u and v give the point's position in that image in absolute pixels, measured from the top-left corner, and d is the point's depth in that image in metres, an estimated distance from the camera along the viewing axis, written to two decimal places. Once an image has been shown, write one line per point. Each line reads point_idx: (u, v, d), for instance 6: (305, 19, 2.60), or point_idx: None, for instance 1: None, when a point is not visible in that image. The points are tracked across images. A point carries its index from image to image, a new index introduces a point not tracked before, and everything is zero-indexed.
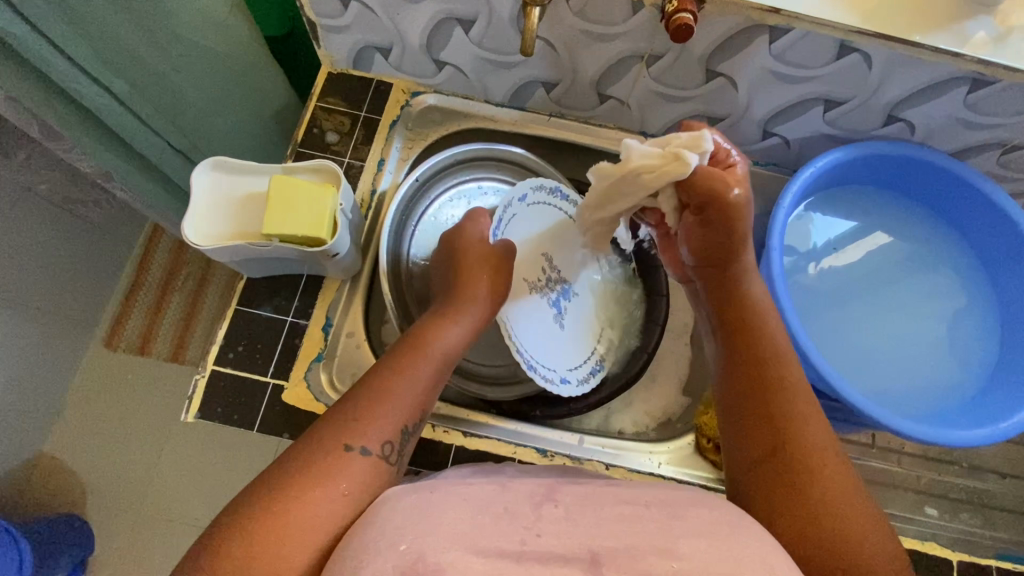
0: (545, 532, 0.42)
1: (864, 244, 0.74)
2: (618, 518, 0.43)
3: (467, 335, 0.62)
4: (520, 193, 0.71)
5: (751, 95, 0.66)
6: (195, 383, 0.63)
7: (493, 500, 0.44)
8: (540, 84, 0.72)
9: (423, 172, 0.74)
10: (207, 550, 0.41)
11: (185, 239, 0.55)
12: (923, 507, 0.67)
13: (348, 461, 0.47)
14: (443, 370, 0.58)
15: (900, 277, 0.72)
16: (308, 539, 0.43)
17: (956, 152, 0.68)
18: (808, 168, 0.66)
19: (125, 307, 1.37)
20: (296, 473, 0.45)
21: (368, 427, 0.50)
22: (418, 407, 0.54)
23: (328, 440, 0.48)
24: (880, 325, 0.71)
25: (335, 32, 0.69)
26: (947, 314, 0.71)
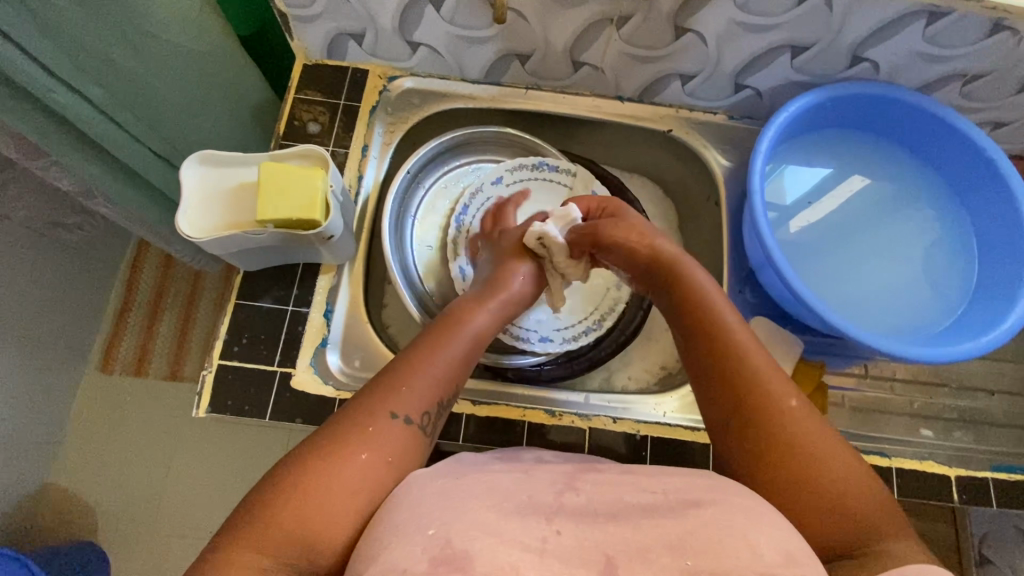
0: (564, 529, 0.43)
1: (835, 195, 0.76)
2: (637, 508, 0.45)
3: (495, 318, 0.62)
4: (494, 177, 0.78)
5: (720, 48, 0.68)
6: (203, 379, 0.63)
7: (516, 489, 0.46)
8: (514, 57, 0.73)
9: (415, 161, 0.75)
10: (256, 516, 0.42)
11: (180, 233, 0.56)
12: (919, 430, 0.70)
13: (392, 429, 0.48)
14: (474, 347, 0.59)
15: (873, 217, 0.75)
16: (352, 505, 0.44)
17: (920, 87, 0.71)
18: (783, 113, 0.67)
19: (119, 327, 1.36)
20: (343, 440, 0.46)
21: (409, 397, 0.51)
22: (453, 382, 0.55)
23: (373, 409, 0.49)
24: (859, 266, 0.73)
25: (308, 22, 0.70)
26: (921, 248, 0.74)
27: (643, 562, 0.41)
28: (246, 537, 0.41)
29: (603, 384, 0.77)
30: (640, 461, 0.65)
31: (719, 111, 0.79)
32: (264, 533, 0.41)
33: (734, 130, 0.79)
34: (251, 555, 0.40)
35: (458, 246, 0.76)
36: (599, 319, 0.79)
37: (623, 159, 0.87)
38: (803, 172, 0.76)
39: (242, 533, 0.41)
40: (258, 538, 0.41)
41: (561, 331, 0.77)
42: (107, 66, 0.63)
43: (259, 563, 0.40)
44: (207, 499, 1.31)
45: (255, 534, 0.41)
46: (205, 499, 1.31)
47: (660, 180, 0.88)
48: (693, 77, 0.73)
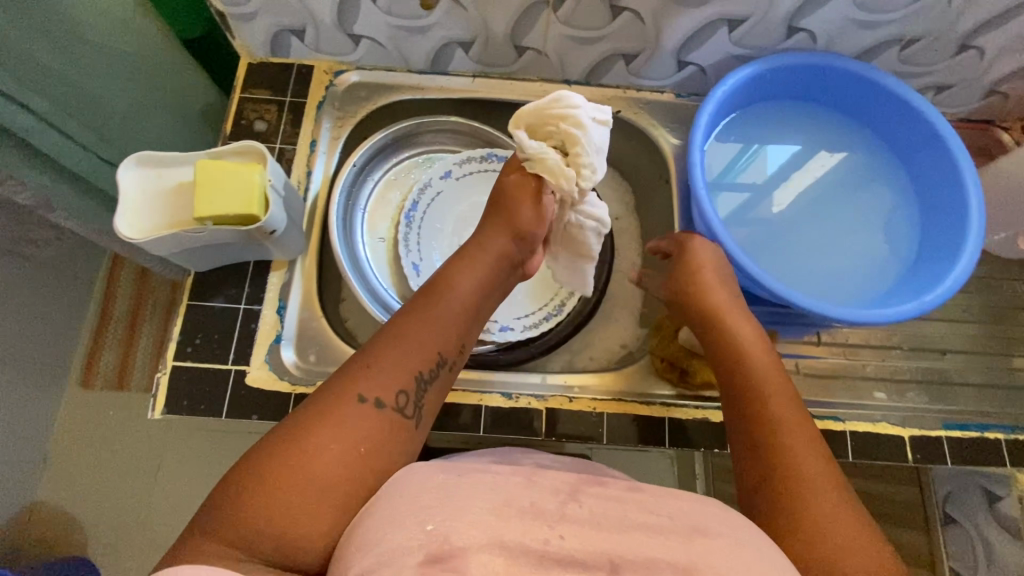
0: (568, 533, 0.41)
1: (788, 173, 0.76)
2: (638, 527, 0.42)
3: (485, 287, 0.58)
4: (443, 171, 0.79)
5: (659, 26, 0.68)
6: (158, 380, 0.63)
7: (518, 495, 0.43)
8: (457, 45, 0.73)
9: (360, 156, 0.75)
10: (226, 507, 0.41)
11: (119, 234, 0.56)
12: (874, 393, 0.70)
13: (361, 413, 0.46)
14: (462, 315, 0.55)
15: (821, 184, 0.76)
16: (325, 495, 0.42)
17: (859, 54, 0.71)
18: (722, 87, 0.68)
19: (97, 342, 1.34)
20: (312, 421, 0.44)
21: (380, 377, 0.47)
22: (436, 355, 0.51)
23: (344, 386, 0.46)
24: (818, 238, 0.73)
25: (247, 20, 0.70)
26: (874, 218, 0.74)
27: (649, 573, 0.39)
28: (217, 528, 0.40)
29: (566, 365, 0.78)
30: (596, 437, 0.66)
31: (666, 90, 0.79)
32: (235, 525, 0.40)
33: (683, 108, 0.80)
34: (224, 547, 0.40)
35: (409, 240, 0.76)
36: (559, 304, 0.80)
37: None
38: (753, 152, 0.76)
39: (222, 520, 0.41)
40: (229, 531, 0.40)
41: (522, 319, 0.78)
42: (41, 72, 0.63)
43: (238, 556, 0.40)
44: (192, 505, 1.31)
45: (229, 521, 0.41)
46: (192, 506, 1.31)
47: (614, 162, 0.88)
48: (636, 56, 0.74)
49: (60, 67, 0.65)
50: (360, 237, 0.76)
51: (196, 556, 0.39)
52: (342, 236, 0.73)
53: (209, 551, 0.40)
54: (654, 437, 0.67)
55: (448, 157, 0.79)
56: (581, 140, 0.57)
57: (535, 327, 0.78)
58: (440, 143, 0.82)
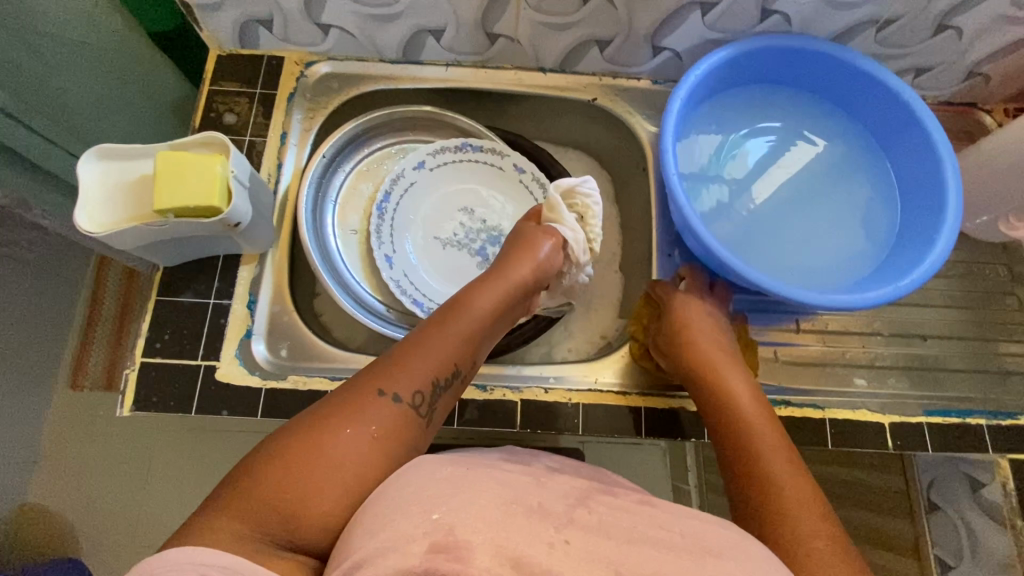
0: (573, 538, 0.40)
1: (766, 160, 0.75)
2: (650, 540, 0.41)
3: (503, 304, 0.59)
4: (416, 162, 0.78)
5: (631, 10, 0.67)
6: (126, 377, 0.62)
7: (526, 495, 0.43)
8: (428, 33, 0.72)
9: (330, 148, 0.74)
10: (237, 484, 0.41)
11: (79, 228, 0.55)
12: (854, 379, 0.69)
13: (380, 406, 0.46)
14: (480, 330, 0.56)
15: (800, 171, 0.75)
16: (337, 477, 0.42)
17: (836, 36, 0.70)
18: (695, 72, 0.67)
19: (86, 342, 1.32)
20: (329, 414, 0.45)
21: (402, 376, 0.48)
22: (453, 362, 0.52)
23: (363, 384, 0.47)
24: (800, 225, 0.72)
25: (214, 11, 0.69)
26: (852, 203, 0.73)
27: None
28: (227, 504, 0.40)
29: (544, 355, 0.78)
30: (571, 429, 0.65)
31: (642, 77, 0.78)
32: (244, 500, 0.40)
33: (660, 95, 0.79)
34: (231, 522, 0.39)
35: (382, 233, 0.75)
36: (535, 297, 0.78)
37: (555, 133, 0.87)
38: (727, 137, 0.75)
39: (230, 496, 0.40)
40: (238, 504, 0.39)
41: None
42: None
43: (240, 529, 0.38)
44: (179, 504, 1.30)
45: (237, 500, 0.40)
46: (180, 506, 1.30)
47: (592, 150, 0.87)
48: (610, 42, 0.73)
49: (21, 60, 0.63)
50: (332, 229, 0.76)
51: (202, 531, 0.38)
52: (312, 229, 0.72)
53: (215, 525, 0.38)
54: (632, 428, 0.66)
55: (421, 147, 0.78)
56: (595, 217, 0.71)
57: None
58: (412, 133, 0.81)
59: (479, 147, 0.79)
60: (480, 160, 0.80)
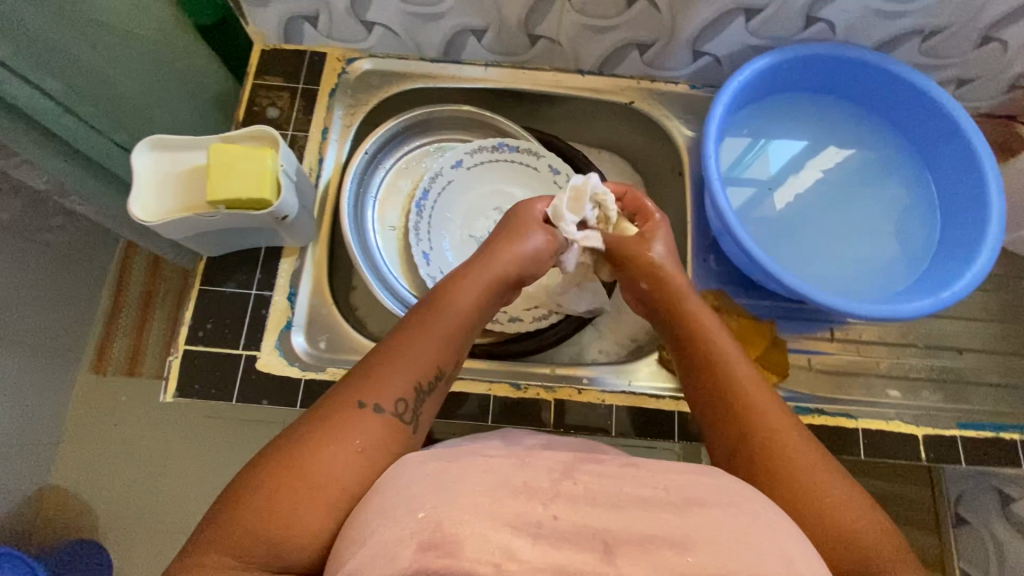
0: (561, 513, 0.39)
1: (798, 167, 0.76)
2: (635, 501, 0.40)
3: (484, 296, 0.59)
4: (454, 161, 0.79)
5: (674, 15, 0.68)
6: (170, 364, 0.64)
7: (511, 475, 0.42)
8: (471, 33, 0.73)
9: (372, 145, 0.75)
10: (222, 518, 0.42)
11: (133, 217, 0.56)
12: (886, 390, 0.69)
13: (362, 419, 0.47)
14: (461, 331, 0.56)
15: (833, 177, 0.75)
16: (320, 493, 0.43)
17: (879, 45, 0.70)
18: (738, 78, 0.67)
19: (110, 326, 1.36)
20: (310, 433, 0.46)
21: (383, 385, 0.49)
22: (436, 366, 0.53)
23: (344, 398, 0.48)
24: (826, 234, 0.73)
25: (262, 6, 0.70)
26: (885, 211, 0.74)
27: (643, 553, 0.37)
28: (214, 538, 0.41)
29: (573, 356, 0.79)
30: (604, 429, 0.66)
31: (680, 81, 0.79)
32: (230, 531, 0.41)
33: (696, 99, 0.79)
34: (219, 556, 0.40)
35: (420, 230, 0.76)
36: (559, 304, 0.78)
37: (589, 135, 0.88)
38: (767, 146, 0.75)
39: (219, 528, 0.41)
40: (225, 539, 0.40)
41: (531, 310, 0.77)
42: (62, 56, 0.63)
43: (228, 562, 0.40)
44: (199, 490, 1.33)
45: (225, 531, 0.41)
46: (199, 492, 1.32)
47: (626, 154, 0.88)
48: (650, 46, 0.73)
49: (78, 52, 0.65)
50: (372, 226, 0.77)
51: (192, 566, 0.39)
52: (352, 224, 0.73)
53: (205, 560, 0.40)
54: (663, 431, 0.66)
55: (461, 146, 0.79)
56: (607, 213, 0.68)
57: (546, 318, 0.77)
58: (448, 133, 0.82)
59: (516, 148, 0.80)
60: (517, 161, 0.80)
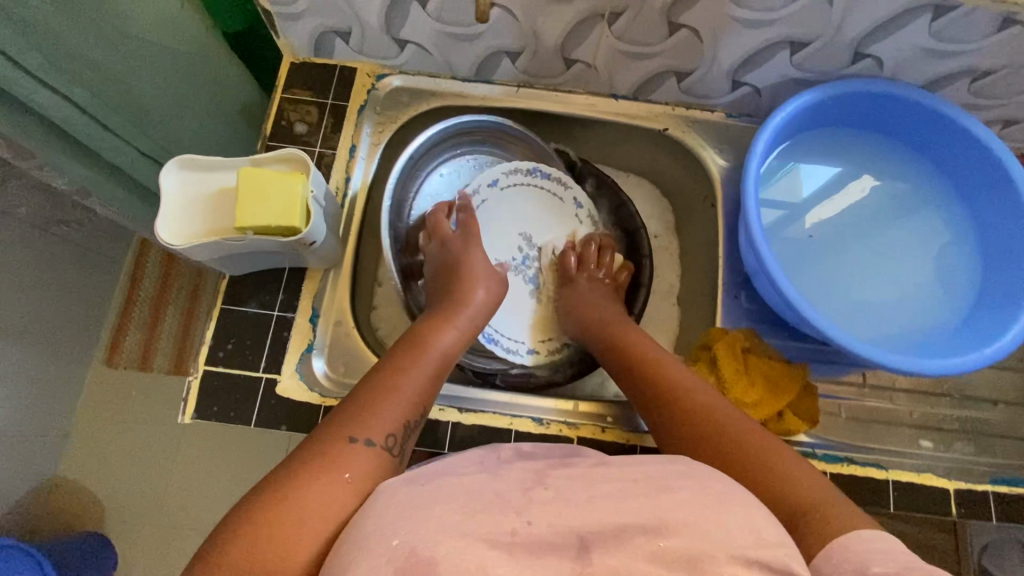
0: (535, 519, 0.40)
1: (828, 199, 0.74)
2: (605, 495, 0.42)
3: (461, 334, 0.63)
4: (490, 180, 0.76)
5: (717, 45, 0.65)
6: (189, 384, 0.63)
7: (484, 488, 0.43)
8: (504, 54, 0.71)
9: (415, 150, 0.73)
10: (208, 555, 0.40)
11: (160, 240, 0.55)
12: (918, 441, 0.67)
13: (353, 453, 0.47)
14: (442, 371, 0.59)
15: (868, 211, 0.73)
16: (312, 531, 0.41)
17: (927, 83, 0.67)
18: (781, 113, 0.65)
19: (124, 319, 1.35)
20: (302, 463, 0.45)
21: (371, 420, 0.50)
22: (421, 403, 0.54)
23: (336, 431, 0.48)
24: (852, 269, 0.71)
25: (294, 20, 0.68)
26: (920, 252, 0.72)
27: (616, 545, 0.38)
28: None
29: (596, 390, 0.78)
30: None
31: (717, 109, 0.76)
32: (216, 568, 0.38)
33: (731, 128, 0.77)
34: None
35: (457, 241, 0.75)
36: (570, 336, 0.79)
37: (618, 158, 0.86)
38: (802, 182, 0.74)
39: (203, 565, 0.39)
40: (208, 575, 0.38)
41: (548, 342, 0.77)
42: (91, 68, 0.62)
43: None
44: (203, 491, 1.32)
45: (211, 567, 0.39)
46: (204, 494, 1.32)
47: (655, 180, 0.86)
48: (689, 74, 0.71)
49: (107, 62, 0.63)
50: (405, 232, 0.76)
51: None
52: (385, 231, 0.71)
53: None
54: None
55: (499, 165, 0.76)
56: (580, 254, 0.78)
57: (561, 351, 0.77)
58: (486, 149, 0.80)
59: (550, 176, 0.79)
60: (548, 189, 0.79)
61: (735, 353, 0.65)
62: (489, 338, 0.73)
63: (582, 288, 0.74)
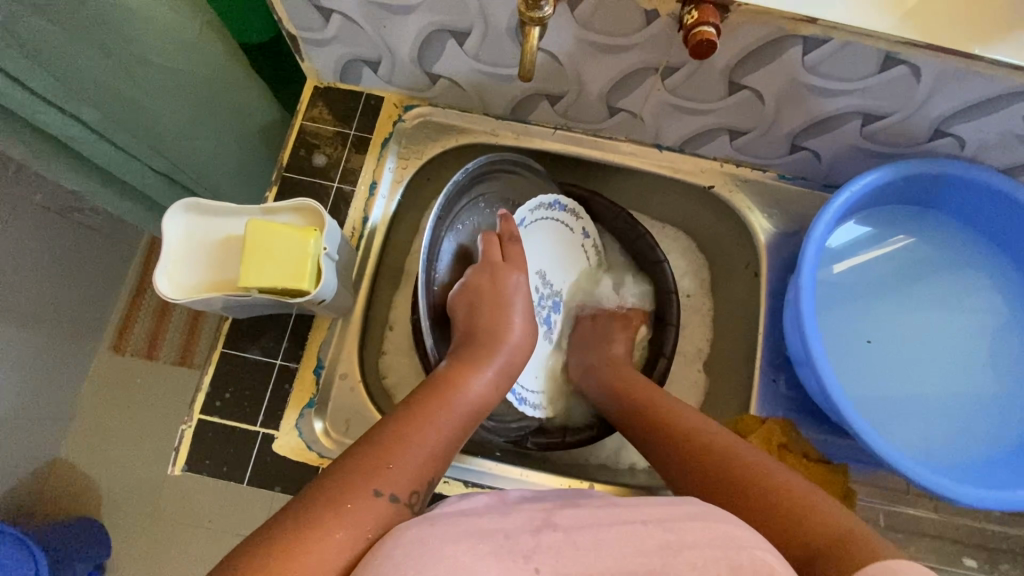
0: (544, 566, 0.36)
1: (863, 258, 0.69)
2: (609, 531, 0.39)
3: (497, 377, 0.57)
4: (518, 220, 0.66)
5: (780, 109, 0.59)
6: (181, 433, 0.59)
7: (492, 526, 0.39)
8: (544, 97, 0.66)
9: (442, 203, 0.61)
10: None
11: (160, 292, 0.50)
12: (962, 559, 0.62)
13: (375, 506, 0.41)
14: (470, 419, 0.53)
15: (928, 292, 0.67)
16: None
17: (1009, 168, 0.61)
18: (844, 194, 0.60)
19: (134, 306, 1.25)
20: (319, 510, 0.40)
21: (397, 471, 0.44)
22: (445, 454, 0.49)
23: (356, 477, 0.43)
24: (886, 341, 0.66)
25: (319, 46, 0.63)
26: (975, 336, 0.66)
27: None
28: None
29: (609, 461, 0.73)
30: None
31: (769, 170, 0.70)
32: None
33: (784, 192, 0.71)
34: None
35: None
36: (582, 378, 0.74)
37: (654, 208, 0.81)
38: (856, 258, 0.69)
39: None
40: None
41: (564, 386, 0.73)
42: (103, 90, 0.58)
43: None
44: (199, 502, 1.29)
45: None
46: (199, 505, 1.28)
47: (691, 234, 0.81)
48: (744, 133, 0.65)
49: (120, 84, 0.59)
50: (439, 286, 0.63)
51: None
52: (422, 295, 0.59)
53: None
54: None
55: (533, 202, 0.67)
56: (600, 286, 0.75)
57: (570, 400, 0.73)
58: (498, 188, 0.69)
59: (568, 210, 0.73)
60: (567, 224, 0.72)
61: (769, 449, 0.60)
62: (520, 401, 0.66)
63: (588, 325, 0.73)
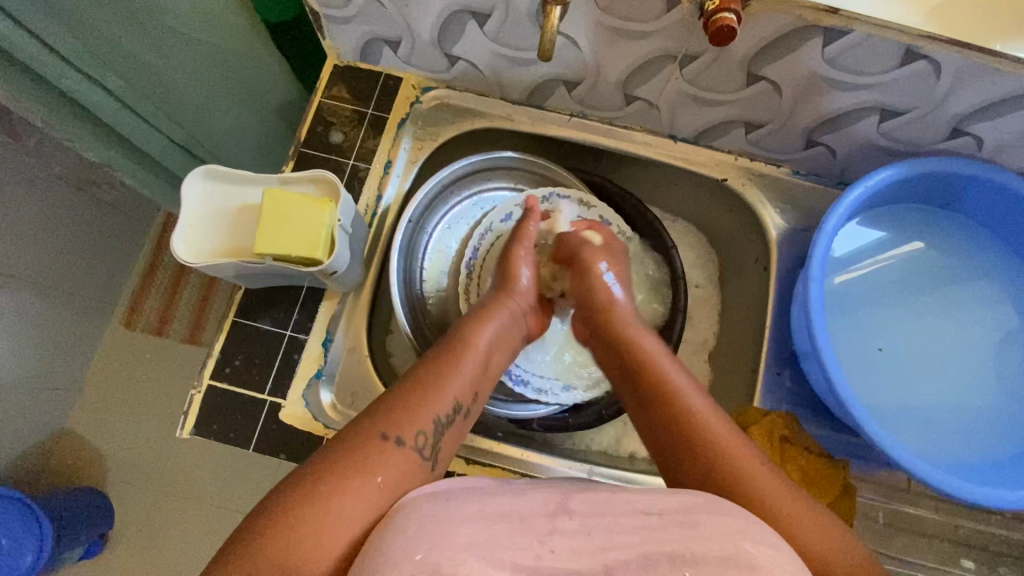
0: (560, 547, 0.37)
1: (869, 254, 0.69)
2: (610, 516, 0.39)
3: (501, 332, 0.57)
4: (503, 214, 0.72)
5: (797, 102, 0.59)
6: (191, 397, 0.60)
7: (499, 507, 0.39)
8: (562, 82, 0.66)
9: (413, 212, 0.68)
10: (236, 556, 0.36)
11: (178, 256, 0.52)
12: (958, 560, 0.62)
13: (386, 452, 0.43)
14: (482, 368, 0.54)
15: (935, 290, 0.67)
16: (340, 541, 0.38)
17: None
18: (859, 188, 0.59)
19: (147, 279, 1.26)
20: (332, 461, 0.41)
21: (404, 417, 0.45)
22: (455, 398, 0.49)
23: (366, 427, 0.44)
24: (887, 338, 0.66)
25: (341, 23, 0.64)
26: (984, 340, 0.65)
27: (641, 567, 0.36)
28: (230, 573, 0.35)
29: (610, 447, 0.74)
30: None
31: (783, 164, 0.70)
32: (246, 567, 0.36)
33: (797, 187, 0.71)
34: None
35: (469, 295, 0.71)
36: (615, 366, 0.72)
37: (664, 198, 0.81)
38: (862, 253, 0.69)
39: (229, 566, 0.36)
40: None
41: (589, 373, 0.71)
42: (127, 58, 0.59)
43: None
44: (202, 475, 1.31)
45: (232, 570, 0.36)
46: None
47: (701, 226, 0.81)
48: (760, 126, 0.64)
49: (145, 54, 0.60)
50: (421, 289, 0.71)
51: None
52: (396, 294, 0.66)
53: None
54: None
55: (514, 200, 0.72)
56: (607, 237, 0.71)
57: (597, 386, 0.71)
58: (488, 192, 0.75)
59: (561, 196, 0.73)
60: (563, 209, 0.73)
61: (770, 440, 0.61)
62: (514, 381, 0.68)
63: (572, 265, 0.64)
